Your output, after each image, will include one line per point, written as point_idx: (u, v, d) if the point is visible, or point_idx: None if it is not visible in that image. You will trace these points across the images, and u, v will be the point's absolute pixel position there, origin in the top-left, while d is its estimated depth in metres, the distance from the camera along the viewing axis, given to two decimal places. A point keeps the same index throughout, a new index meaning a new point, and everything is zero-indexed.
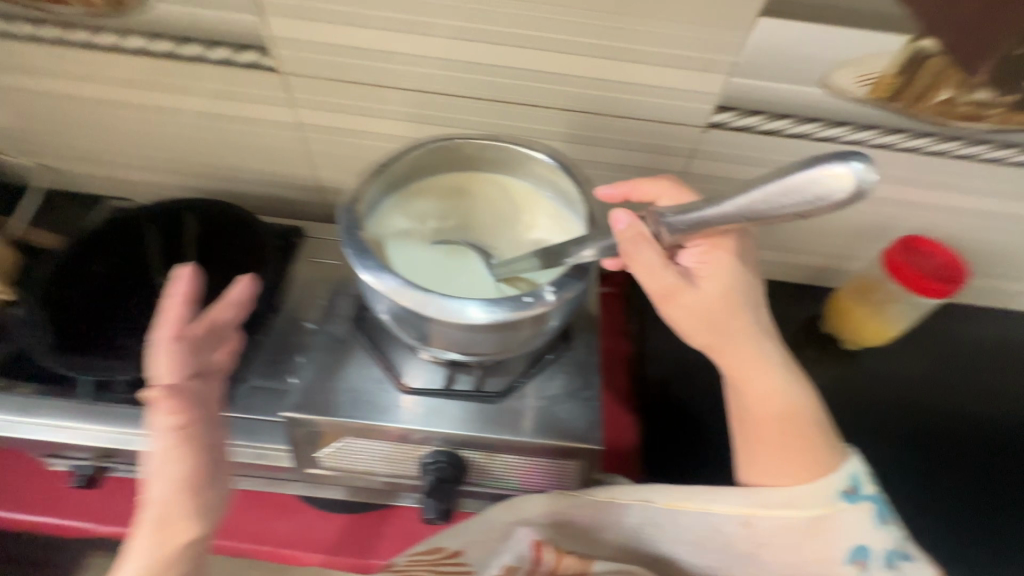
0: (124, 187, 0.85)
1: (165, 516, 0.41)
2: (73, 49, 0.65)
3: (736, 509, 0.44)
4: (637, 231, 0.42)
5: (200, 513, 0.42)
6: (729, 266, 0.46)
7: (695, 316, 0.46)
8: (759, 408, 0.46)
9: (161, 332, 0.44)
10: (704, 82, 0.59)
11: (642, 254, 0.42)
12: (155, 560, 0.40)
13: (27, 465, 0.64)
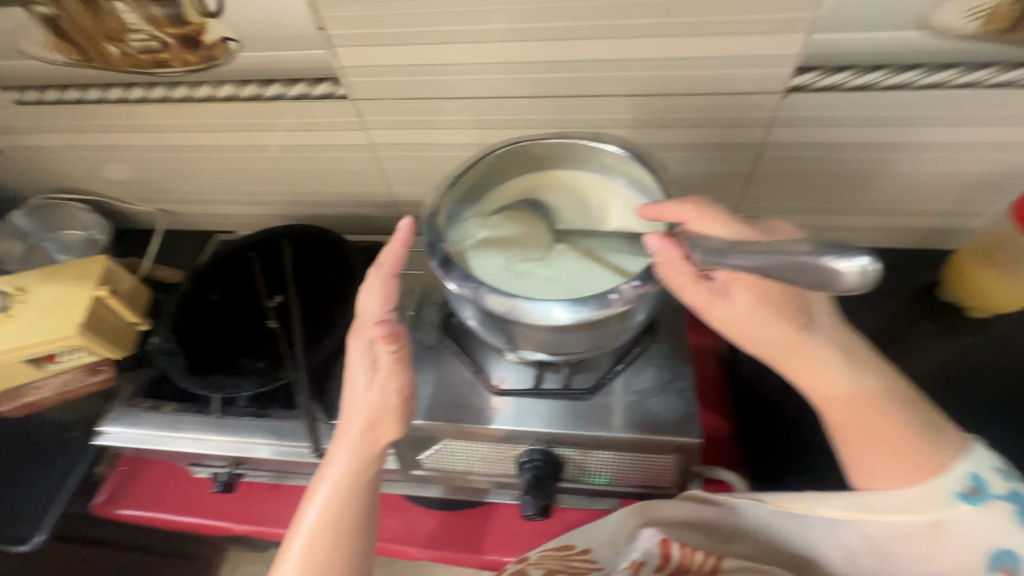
0: (227, 222, 0.95)
1: (377, 419, 0.48)
2: (177, 105, 0.73)
3: (845, 513, 0.45)
4: (665, 258, 0.42)
5: (403, 418, 0.49)
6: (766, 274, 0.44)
7: (738, 326, 0.45)
8: (835, 411, 0.47)
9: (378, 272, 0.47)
10: (780, 44, 0.55)
11: (672, 277, 0.42)
12: (365, 454, 0.48)
13: (176, 473, 0.73)
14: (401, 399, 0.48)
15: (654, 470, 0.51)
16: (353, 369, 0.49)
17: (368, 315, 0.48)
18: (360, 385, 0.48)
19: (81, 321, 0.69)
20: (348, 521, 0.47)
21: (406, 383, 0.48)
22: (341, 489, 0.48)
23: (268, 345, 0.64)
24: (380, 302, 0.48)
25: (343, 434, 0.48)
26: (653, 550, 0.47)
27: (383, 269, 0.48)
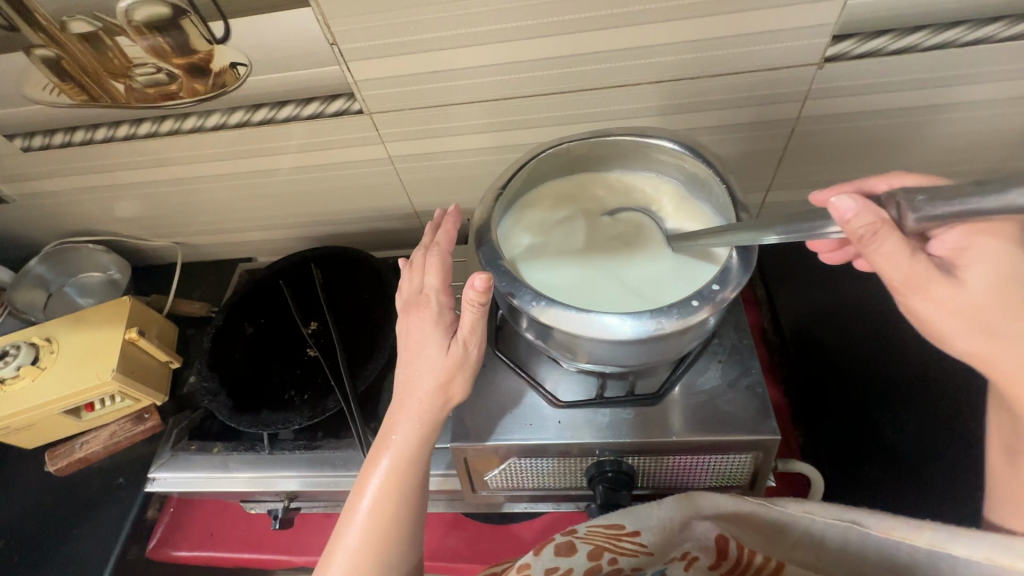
0: (245, 248, 0.93)
1: (446, 383, 0.47)
2: (188, 136, 0.71)
3: (991, 558, 0.34)
4: (873, 219, 0.33)
5: (471, 382, 0.49)
6: (1001, 258, 0.39)
7: (959, 313, 0.38)
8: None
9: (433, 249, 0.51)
10: (817, 13, 0.52)
11: (886, 244, 0.34)
12: (432, 420, 0.47)
13: (228, 509, 0.72)
14: (470, 363, 0.48)
15: (728, 470, 0.49)
16: (421, 336, 0.48)
17: (430, 289, 0.49)
18: (430, 350, 0.48)
19: (115, 367, 0.67)
20: (412, 487, 0.47)
21: (478, 345, 0.47)
22: (405, 457, 0.47)
23: (312, 374, 0.63)
24: (439, 276, 0.49)
25: (411, 400, 0.47)
26: (710, 542, 0.47)
27: (441, 249, 0.51)
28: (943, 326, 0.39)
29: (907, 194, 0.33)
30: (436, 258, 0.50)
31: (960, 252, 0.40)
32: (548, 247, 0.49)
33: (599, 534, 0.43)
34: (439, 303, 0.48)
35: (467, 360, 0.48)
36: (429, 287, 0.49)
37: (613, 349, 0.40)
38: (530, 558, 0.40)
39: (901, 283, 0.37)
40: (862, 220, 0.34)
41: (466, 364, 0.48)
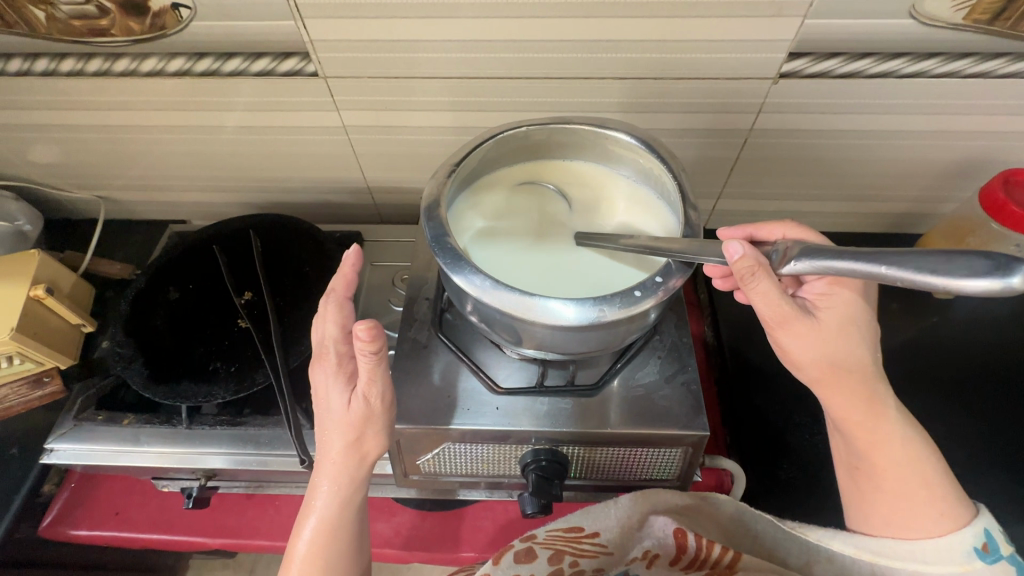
0: (179, 210, 0.87)
1: (357, 438, 0.44)
2: (117, 79, 0.64)
3: (857, 554, 0.44)
4: (750, 264, 0.39)
5: (385, 430, 0.45)
6: (848, 301, 0.46)
7: (811, 345, 0.45)
8: (873, 449, 0.46)
9: (329, 298, 0.45)
10: (776, 28, 0.54)
11: (761, 285, 0.40)
12: (352, 476, 0.45)
13: (138, 488, 0.67)
14: (378, 412, 0.44)
15: (659, 463, 0.51)
16: (325, 389, 0.45)
17: (328, 338, 0.45)
18: (336, 405, 0.44)
19: (14, 325, 0.61)
20: (341, 545, 0.46)
21: (382, 394, 0.44)
22: (330, 517, 0.45)
23: (240, 347, 0.59)
24: (338, 323, 0.45)
25: (325, 460, 0.45)
26: (667, 540, 0.47)
27: (337, 292, 0.45)
28: (795, 354, 0.46)
29: (802, 246, 0.38)
30: (334, 309, 0.45)
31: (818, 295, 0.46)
32: (500, 232, 0.48)
33: (557, 537, 0.46)
34: (339, 354, 0.44)
35: (375, 410, 0.44)
36: (327, 337, 0.45)
37: (560, 338, 0.40)
38: (490, 568, 0.43)
39: (772, 319, 0.44)
40: (743, 262, 0.39)
41: (374, 415, 0.44)
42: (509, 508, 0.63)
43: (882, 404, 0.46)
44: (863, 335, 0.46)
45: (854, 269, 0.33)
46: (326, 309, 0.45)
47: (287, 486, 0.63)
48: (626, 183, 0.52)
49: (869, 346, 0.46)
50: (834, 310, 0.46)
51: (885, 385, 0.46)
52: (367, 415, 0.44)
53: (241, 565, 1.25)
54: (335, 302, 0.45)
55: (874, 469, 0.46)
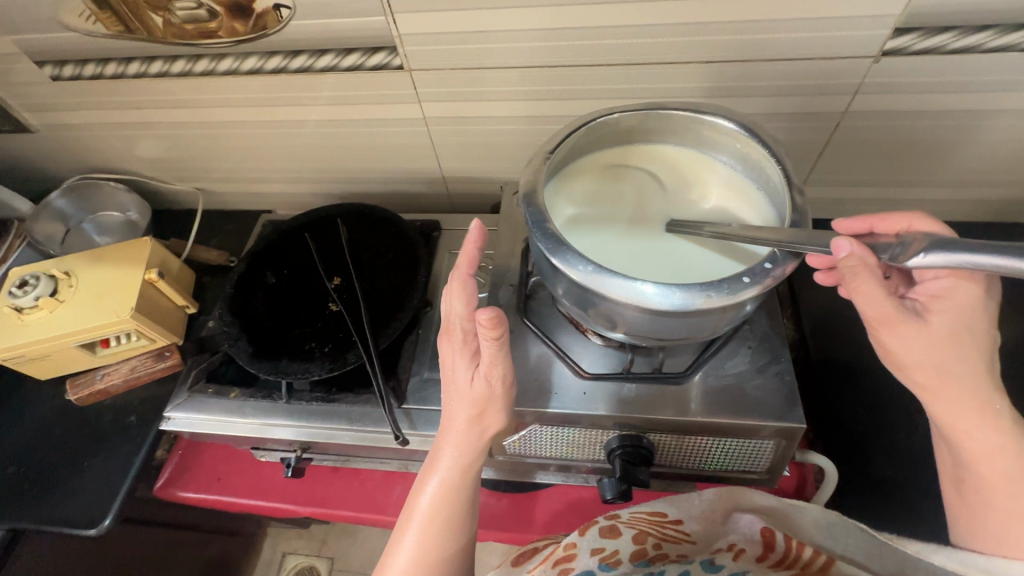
0: (266, 200, 0.93)
1: (479, 414, 0.45)
2: (221, 78, 0.69)
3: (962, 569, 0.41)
4: (859, 262, 0.38)
5: (505, 409, 0.45)
6: (969, 307, 0.43)
7: (921, 349, 0.42)
8: (981, 461, 0.43)
9: (456, 275, 0.42)
10: (882, 2, 0.51)
11: (865, 284, 0.39)
12: (472, 449, 0.46)
13: (236, 457, 0.73)
14: (499, 393, 0.44)
15: (747, 455, 0.50)
16: (450, 361, 0.45)
17: (453, 316, 0.43)
18: (461, 380, 0.44)
19: (132, 306, 0.67)
20: (458, 511, 0.46)
21: (504, 377, 0.43)
22: (450, 485, 0.46)
23: (333, 328, 0.62)
24: (464, 302, 0.42)
25: (448, 429, 0.46)
26: (755, 537, 0.47)
27: (462, 266, 0.42)
28: (899, 355, 0.44)
29: (930, 238, 0.34)
30: (461, 288, 0.42)
31: (935, 299, 0.43)
32: (590, 219, 0.48)
33: (641, 520, 0.47)
34: (464, 332, 0.43)
35: (496, 391, 0.44)
36: (454, 315, 0.43)
37: (656, 322, 0.40)
38: (576, 538, 0.45)
39: (872, 317, 0.42)
40: (852, 260, 0.38)
41: (496, 394, 0.44)
42: (583, 493, 0.64)
43: (993, 413, 0.42)
44: (977, 338, 0.43)
45: (988, 266, 0.30)
46: (453, 288, 0.42)
47: (371, 462, 0.67)
48: (718, 169, 0.50)
49: (985, 356, 0.43)
50: (944, 311, 0.43)
51: (999, 392, 0.43)
52: (494, 390, 0.44)
53: (313, 535, 1.34)
54: (461, 280, 0.42)
55: (982, 481, 0.43)
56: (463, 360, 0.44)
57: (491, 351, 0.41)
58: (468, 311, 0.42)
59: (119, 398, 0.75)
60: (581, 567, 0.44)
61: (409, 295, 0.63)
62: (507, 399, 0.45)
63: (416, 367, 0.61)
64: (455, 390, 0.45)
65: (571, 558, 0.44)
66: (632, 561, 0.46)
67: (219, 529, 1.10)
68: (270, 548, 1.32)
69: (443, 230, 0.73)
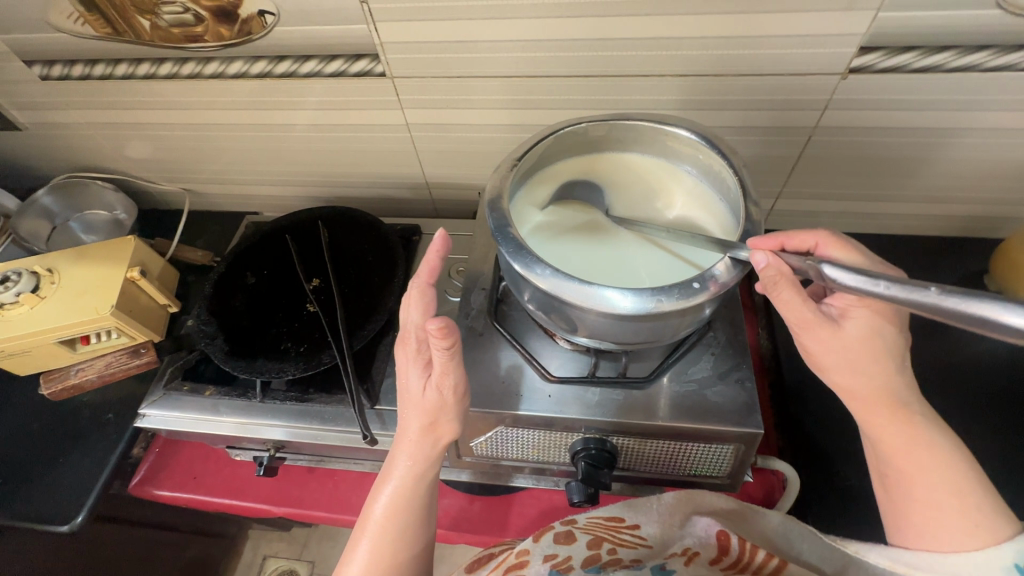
0: (253, 202, 0.94)
1: (432, 422, 0.46)
2: (208, 81, 0.70)
3: (891, 565, 0.42)
4: (779, 272, 0.40)
5: (458, 417, 0.46)
6: (883, 314, 0.44)
7: (840, 353, 0.44)
8: (900, 458, 0.44)
9: (415, 282, 0.43)
10: (847, 22, 0.52)
11: (784, 294, 0.41)
12: (426, 456, 0.46)
13: (213, 455, 0.73)
14: (451, 401, 0.45)
15: (710, 459, 0.51)
16: (405, 370, 0.46)
17: (408, 324, 0.44)
18: (414, 389, 0.45)
19: (112, 303, 0.68)
20: (412, 519, 0.46)
21: (455, 385, 0.45)
22: (404, 493, 0.46)
23: (309, 329, 0.63)
24: (421, 311, 0.43)
25: (403, 437, 0.46)
26: (709, 540, 0.47)
27: (421, 277, 0.44)
28: (820, 357, 0.45)
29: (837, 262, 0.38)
30: (419, 294, 0.43)
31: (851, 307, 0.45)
32: (556, 226, 0.49)
33: (598, 524, 0.48)
34: (417, 340, 0.44)
35: (447, 399, 0.45)
36: (410, 323, 0.44)
37: (610, 326, 0.41)
38: (529, 544, 0.45)
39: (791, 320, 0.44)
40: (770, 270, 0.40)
41: (448, 402, 0.45)
42: (553, 497, 0.64)
43: (911, 414, 0.44)
44: (893, 344, 0.45)
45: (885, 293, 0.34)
46: (411, 294, 0.43)
47: (345, 463, 0.67)
48: (683, 180, 0.52)
49: (898, 360, 0.45)
50: (862, 317, 0.44)
51: (916, 396, 0.45)
52: (447, 396, 0.45)
53: (295, 538, 1.34)
54: (420, 286, 0.43)
55: (900, 477, 0.44)
56: (417, 369, 0.45)
57: (441, 357, 0.42)
58: (423, 318, 0.43)
59: (98, 395, 0.75)
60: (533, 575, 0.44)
61: (385, 297, 0.64)
62: (460, 407, 0.46)
63: (390, 369, 0.62)
64: (409, 399, 0.46)
65: (523, 565, 0.44)
66: (585, 567, 0.46)
67: (198, 530, 1.10)
68: (251, 551, 1.32)
69: (423, 235, 0.74)
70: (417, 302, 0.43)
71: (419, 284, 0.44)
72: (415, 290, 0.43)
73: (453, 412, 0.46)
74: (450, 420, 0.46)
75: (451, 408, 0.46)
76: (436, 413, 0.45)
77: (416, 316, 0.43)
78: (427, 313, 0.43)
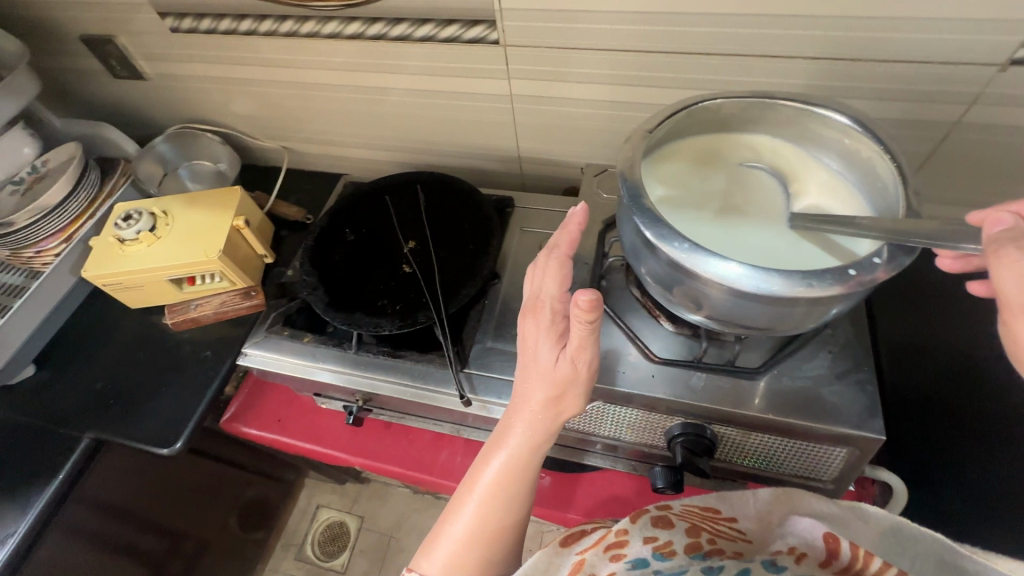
0: (345, 164, 0.96)
1: (557, 396, 0.45)
2: (324, 41, 0.72)
3: None
4: (1013, 233, 0.32)
5: (584, 394, 0.45)
6: None
7: None
8: None
9: (556, 253, 0.45)
10: (1020, 6, 0.48)
11: (1015, 259, 0.32)
12: (544, 428, 0.46)
13: (298, 402, 0.77)
14: (582, 376, 0.45)
15: (815, 460, 0.49)
16: (534, 340, 0.46)
17: (546, 293, 0.45)
18: (543, 360, 0.45)
19: (220, 248, 0.72)
20: (524, 487, 0.46)
21: (590, 361, 0.44)
22: (518, 462, 0.46)
23: (406, 288, 0.65)
24: (558, 280, 0.45)
25: (521, 406, 0.46)
26: (816, 541, 0.44)
27: (560, 249, 0.46)
28: None
29: None
30: (559, 265, 0.45)
31: None
32: (681, 202, 0.48)
33: (693, 513, 0.47)
34: (553, 311, 0.45)
35: (579, 374, 0.44)
36: (547, 291, 0.45)
37: (739, 308, 0.40)
38: (628, 525, 0.45)
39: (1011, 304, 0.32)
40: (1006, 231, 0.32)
41: (578, 378, 0.44)
42: (628, 483, 0.64)
43: None
44: None
45: None
46: (546, 264, 0.46)
47: (424, 423, 0.69)
48: (819, 167, 0.49)
49: None
50: None
51: None
52: (581, 371, 0.44)
53: (346, 493, 1.39)
54: (558, 257, 0.45)
55: None
56: (549, 340, 0.45)
57: (579, 330, 0.42)
58: (560, 286, 0.44)
59: (197, 334, 0.80)
60: (634, 555, 0.44)
61: (481, 264, 0.64)
62: (587, 384, 0.45)
63: (480, 335, 0.62)
64: (535, 369, 0.46)
65: (622, 545, 0.44)
66: (687, 554, 0.46)
67: (264, 472, 1.16)
68: (305, 499, 1.39)
69: (516, 207, 0.73)
70: (554, 272, 0.45)
71: (556, 255, 0.46)
72: (552, 261, 0.46)
73: (580, 388, 0.45)
74: (577, 395, 0.45)
75: (579, 384, 0.45)
76: (564, 387, 0.45)
77: (548, 286, 0.45)
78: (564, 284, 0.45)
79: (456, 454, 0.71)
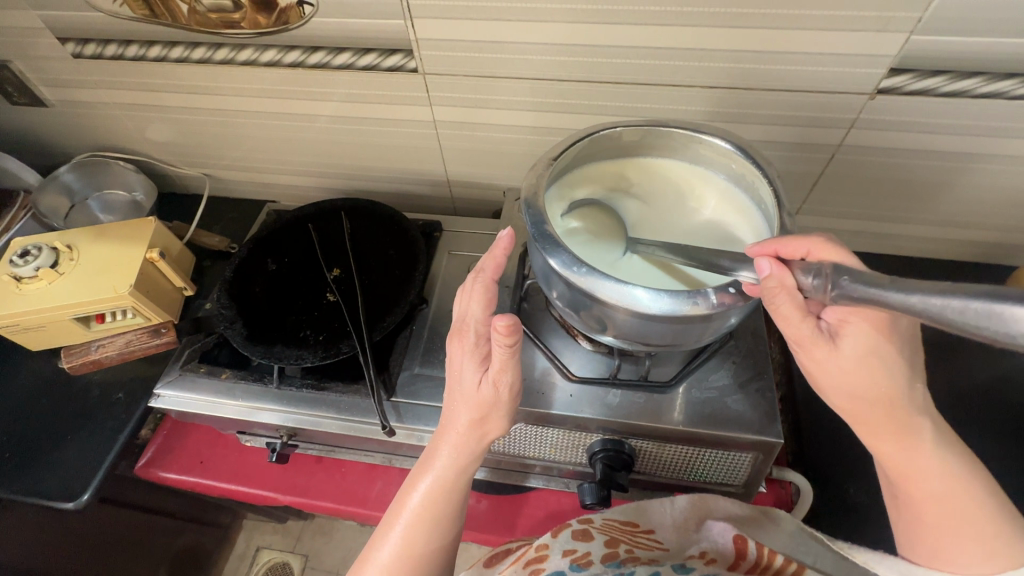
0: (271, 190, 0.94)
1: (481, 418, 0.45)
2: (240, 68, 0.71)
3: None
4: (779, 283, 0.38)
5: (508, 415, 0.46)
6: (879, 327, 0.40)
7: (837, 374, 0.42)
8: (911, 481, 0.43)
9: (480, 277, 0.45)
10: (878, 43, 0.53)
11: (782, 306, 0.39)
12: (469, 451, 0.46)
13: (222, 441, 0.73)
14: (505, 399, 0.45)
15: (726, 466, 0.51)
16: (459, 362, 0.46)
17: (470, 317, 0.45)
18: (468, 382, 0.45)
19: (131, 282, 0.68)
20: (451, 510, 0.46)
21: (511, 383, 0.44)
22: (445, 484, 0.46)
23: (329, 318, 0.63)
24: (482, 305, 0.44)
25: (448, 429, 0.46)
26: (726, 545, 0.47)
27: (485, 272, 0.45)
28: (819, 373, 0.43)
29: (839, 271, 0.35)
30: (483, 289, 0.44)
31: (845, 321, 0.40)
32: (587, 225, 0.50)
33: (613, 526, 0.49)
34: (476, 334, 0.44)
35: (501, 397, 0.44)
36: (470, 315, 0.44)
37: (642, 329, 0.42)
38: (548, 539, 0.46)
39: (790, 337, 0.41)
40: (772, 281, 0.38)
41: (501, 401, 0.45)
42: (561, 500, 0.64)
43: (919, 438, 0.42)
44: (898, 360, 0.41)
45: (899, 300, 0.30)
46: (471, 287, 0.45)
47: (355, 454, 0.67)
48: (713, 187, 0.53)
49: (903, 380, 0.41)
50: (857, 335, 0.40)
51: (924, 414, 0.42)
52: (503, 394, 0.44)
53: (289, 531, 1.33)
54: (484, 280, 0.45)
55: (911, 498, 0.44)
56: (472, 363, 0.45)
57: (500, 354, 0.42)
58: (484, 309, 0.44)
59: (108, 375, 0.75)
60: (552, 568, 0.45)
61: (406, 290, 0.64)
62: (511, 406, 0.46)
63: (407, 361, 0.62)
64: (460, 392, 0.46)
65: (542, 559, 0.45)
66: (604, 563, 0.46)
67: (194, 517, 1.09)
68: (244, 542, 1.31)
69: (444, 231, 0.74)
70: (477, 296, 0.44)
71: (480, 277, 0.45)
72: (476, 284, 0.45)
73: (503, 410, 0.45)
74: (500, 417, 0.45)
75: (501, 406, 0.45)
76: (487, 409, 0.45)
77: (472, 310, 0.44)
78: (487, 309, 0.44)
79: (390, 483, 0.69)
